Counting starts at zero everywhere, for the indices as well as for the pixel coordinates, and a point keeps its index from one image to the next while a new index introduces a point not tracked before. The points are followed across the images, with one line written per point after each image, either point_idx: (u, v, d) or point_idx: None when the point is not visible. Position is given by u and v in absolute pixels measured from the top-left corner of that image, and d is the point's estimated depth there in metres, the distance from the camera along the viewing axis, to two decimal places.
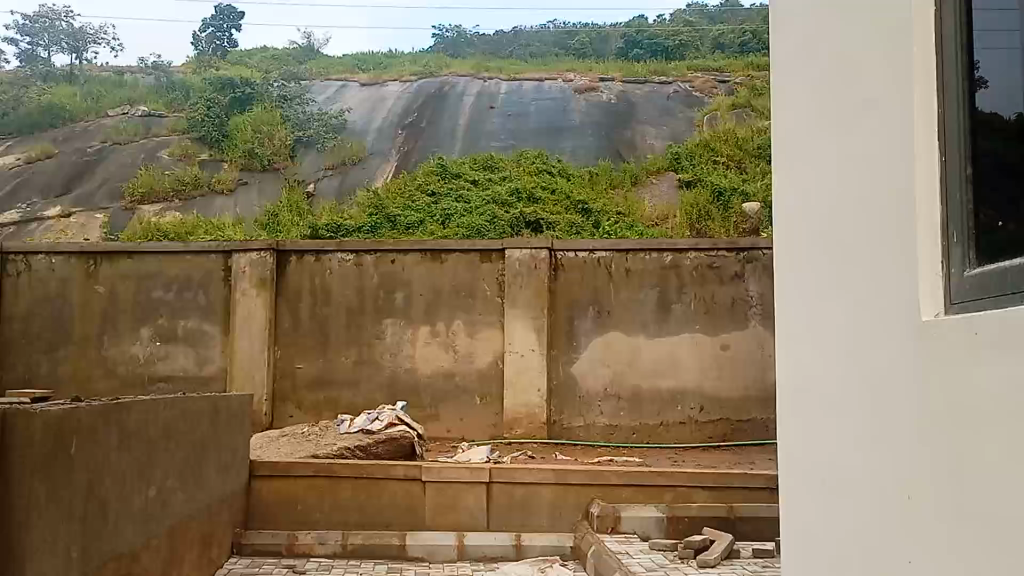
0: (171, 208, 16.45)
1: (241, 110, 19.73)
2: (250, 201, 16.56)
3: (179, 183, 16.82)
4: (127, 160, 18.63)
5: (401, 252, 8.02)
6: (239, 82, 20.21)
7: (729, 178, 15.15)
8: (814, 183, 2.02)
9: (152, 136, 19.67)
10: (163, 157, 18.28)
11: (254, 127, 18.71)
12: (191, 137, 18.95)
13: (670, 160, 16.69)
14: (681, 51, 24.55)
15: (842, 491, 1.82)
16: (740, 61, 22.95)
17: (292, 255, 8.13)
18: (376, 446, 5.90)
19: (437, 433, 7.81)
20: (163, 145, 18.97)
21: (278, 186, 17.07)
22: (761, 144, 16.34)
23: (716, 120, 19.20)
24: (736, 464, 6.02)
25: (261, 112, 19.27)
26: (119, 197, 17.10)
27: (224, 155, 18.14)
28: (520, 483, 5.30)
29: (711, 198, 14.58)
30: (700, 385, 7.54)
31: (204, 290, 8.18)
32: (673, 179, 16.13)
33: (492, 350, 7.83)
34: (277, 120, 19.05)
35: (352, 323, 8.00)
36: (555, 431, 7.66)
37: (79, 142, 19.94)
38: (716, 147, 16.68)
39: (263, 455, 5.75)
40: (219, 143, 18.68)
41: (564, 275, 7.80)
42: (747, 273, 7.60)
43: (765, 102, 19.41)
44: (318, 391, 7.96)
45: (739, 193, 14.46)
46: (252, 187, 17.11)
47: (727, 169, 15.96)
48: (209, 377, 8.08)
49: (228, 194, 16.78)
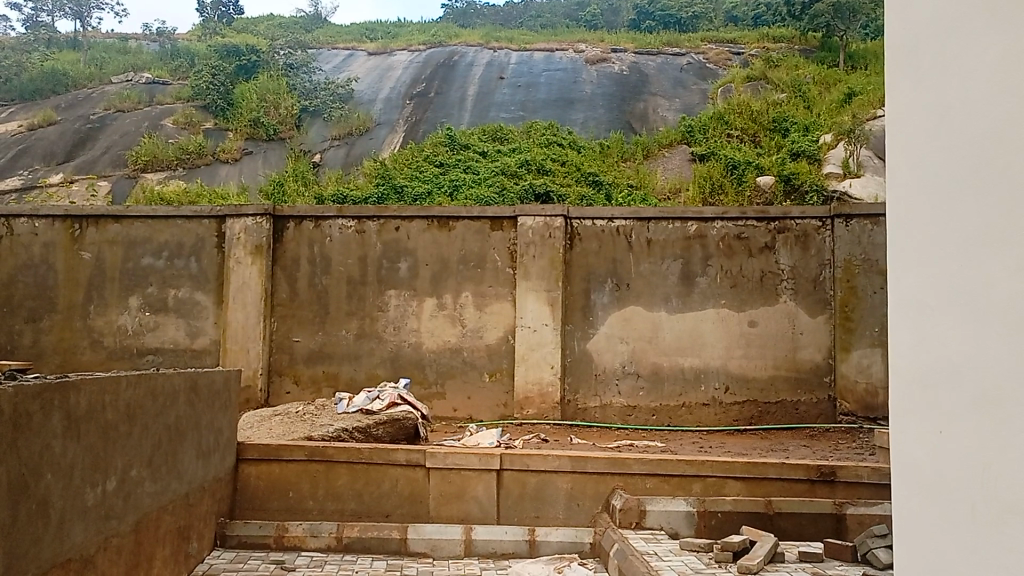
0: (174, 176, 15.90)
1: (246, 78, 19.14)
2: (254, 170, 16.04)
3: (183, 151, 16.25)
4: (130, 127, 18.11)
5: (405, 219, 7.50)
6: (244, 50, 19.59)
7: (744, 151, 14.49)
8: (958, 101, 1.51)
9: (156, 103, 19.16)
10: (167, 125, 17.75)
11: (260, 95, 18.09)
12: (195, 106, 18.40)
13: (682, 133, 16.13)
14: (694, 22, 24.55)
15: (1007, 520, 1.32)
16: (753, 33, 22.48)
17: (291, 221, 7.62)
18: (377, 428, 5.40)
19: (443, 412, 7.34)
20: (167, 113, 18.43)
21: (283, 155, 16.55)
22: (776, 116, 15.68)
23: (730, 92, 18.59)
24: (769, 452, 5.51)
25: (266, 80, 18.66)
26: (123, 164, 16.53)
27: (229, 123, 17.58)
28: (534, 471, 4.84)
29: (724, 171, 13.97)
30: (725, 364, 7.01)
31: (195, 257, 7.68)
32: (686, 152, 15.54)
33: (502, 324, 7.32)
34: (283, 88, 18.43)
35: (353, 294, 7.51)
36: (569, 412, 7.16)
37: (82, 109, 19.42)
38: (729, 119, 16.06)
39: (253, 437, 5.26)
40: (224, 111, 18.10)
41: (580, 246, 7.27)
42: (777, 244, 7.03)
43: (781, 74, 18.76)
44: (317, 366, 7.49)
45: (753, 166, 13.81)
46: (257, 156, 16.58)
47: (741, 143, 15.34)
48: (201, 351, 7.61)
49: (232, 163, 16.25)
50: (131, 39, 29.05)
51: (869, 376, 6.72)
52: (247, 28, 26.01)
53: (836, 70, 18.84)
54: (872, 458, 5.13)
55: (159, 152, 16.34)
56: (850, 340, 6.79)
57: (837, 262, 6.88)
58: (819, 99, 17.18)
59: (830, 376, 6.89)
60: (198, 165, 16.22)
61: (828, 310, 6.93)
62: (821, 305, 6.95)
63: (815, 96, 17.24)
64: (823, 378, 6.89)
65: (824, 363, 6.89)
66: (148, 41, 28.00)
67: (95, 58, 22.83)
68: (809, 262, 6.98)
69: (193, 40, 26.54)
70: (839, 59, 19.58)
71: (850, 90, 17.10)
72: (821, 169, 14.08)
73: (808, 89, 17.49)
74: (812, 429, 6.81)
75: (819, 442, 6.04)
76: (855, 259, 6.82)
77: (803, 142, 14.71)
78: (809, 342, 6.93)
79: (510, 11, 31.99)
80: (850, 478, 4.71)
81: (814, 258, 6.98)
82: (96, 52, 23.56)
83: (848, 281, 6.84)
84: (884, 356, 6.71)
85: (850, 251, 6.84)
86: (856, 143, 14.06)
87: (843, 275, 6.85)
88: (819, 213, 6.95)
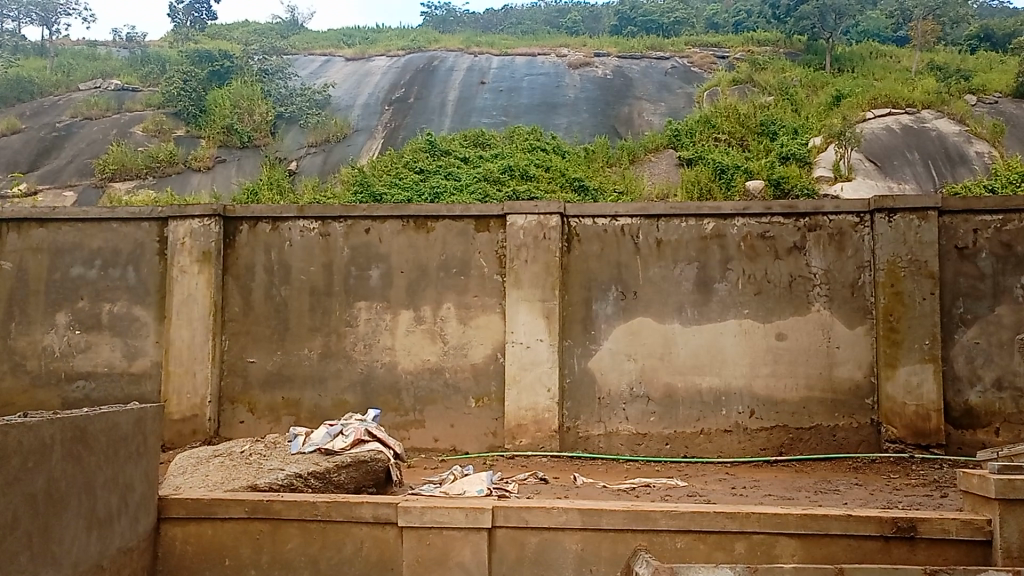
0: (144, 185, 14.54)
1: (218, 84, 18.02)
2: (228, 178, 14.95)
3: (153, 160, 14.86)
4: (97, 134, 17.01)
5: (377, 220, 6.47)
6: (216, 55, 18.45)
7: (732, 155, 13.51)
8: None
9: (125, 111, 18.21)
10: (136, 133, 16.65)
11: (233, 102, 16.77)
12: (166, 113, 17.34)
13: (669, 137, 15.07)
14: (676, 27, 25.34)
15: None
16: (737, 37, 22.26)
17: (244, 224, 6.60)
18: (338, 473, 4.37)
19: (422, 444, 6.33)
20: (136, 120, 17.41)
21: (258, 163, 15.48)
22: (764, 119, 14.79)
23: (717, 96, 17.72)
24: (819, 494, 4.52)
25: (240, 85, 17.50)
26: (89, 173, 15.31)
27: (202, 130, 16.44)
28: (535, 529, 3.84)
29: (711, 176, 13.01)
30: (749, 384, 6.04)
31: (133, 267, 6.62)
32: (673, 157, 14.55)
33: (490, 340, 6.31)
34: (257, 94, 17.28)
35: (317, 307, 6.49)
36: (569, 442, 6.17)
37: (48, 116, 18.38)
38: (716, 122, 15.04)
39: (183, 488, 4.23)
40: (196, 118, 16.94)
41: (579, 248, 6.29)
42: (808, 244, 6.07)
43: (768, 76, 17.96)
44: (276, 391, 6.48)
45: (743, 169, 12.90)
46: (231, 164, 15.48)
47: (729, 146, 14.35)
48: (140, 374, 6.55)
49: (205, 171, 15.10)
50: (100, 45, 28.37)
51: (920, 397, 5.73)
52: (220, 33, 25.33)
53: (824, 74, 18.31)
54: (951, 505, 4.14)
55: (129, 161, 14.92)
56: (895, 355, 5.79)
57: (880, 264, 5.89)
58: (806, 103, 16.37)
59: (873, 398, 5.91)
60: (168, 175, 14.87)
61: (869, 320, 5.95)
62: (860, 314, 5.97)
63: (802, 99, 16.42)
64: (865, 400, 5.91)
65: (866, 383, 5.91)
66: (121, 49, 27.51)
67: (63, 66, 22.17)
68: (845, 265, 6.00)
69: (164, 46, 25.93)
70: (824, 61, 19.62)
71: (839, 92, 16.38)
72: (811, 173, 13.24)
73: (795, 92, 16.66)
74: (855, 460, 5.81)
75: (869, 479, 5.08)
76: (900, 260, 5.84)
77: (792, 145, 13.80)
78: (848, 357, 5.94)
79: (490, 18, 32.60)
80: (934, 534, 3.75)
81: (850, 260, 6.00)
82: (64, 58, 22.92)
83: (893, 285, 5.84)
84: (936, 373, 5.73)
85: (894, 250, 5.85)
86: (847, 145, 13.36)
87: (887, 279, 5.86)
88: (856, 208, 5.98)
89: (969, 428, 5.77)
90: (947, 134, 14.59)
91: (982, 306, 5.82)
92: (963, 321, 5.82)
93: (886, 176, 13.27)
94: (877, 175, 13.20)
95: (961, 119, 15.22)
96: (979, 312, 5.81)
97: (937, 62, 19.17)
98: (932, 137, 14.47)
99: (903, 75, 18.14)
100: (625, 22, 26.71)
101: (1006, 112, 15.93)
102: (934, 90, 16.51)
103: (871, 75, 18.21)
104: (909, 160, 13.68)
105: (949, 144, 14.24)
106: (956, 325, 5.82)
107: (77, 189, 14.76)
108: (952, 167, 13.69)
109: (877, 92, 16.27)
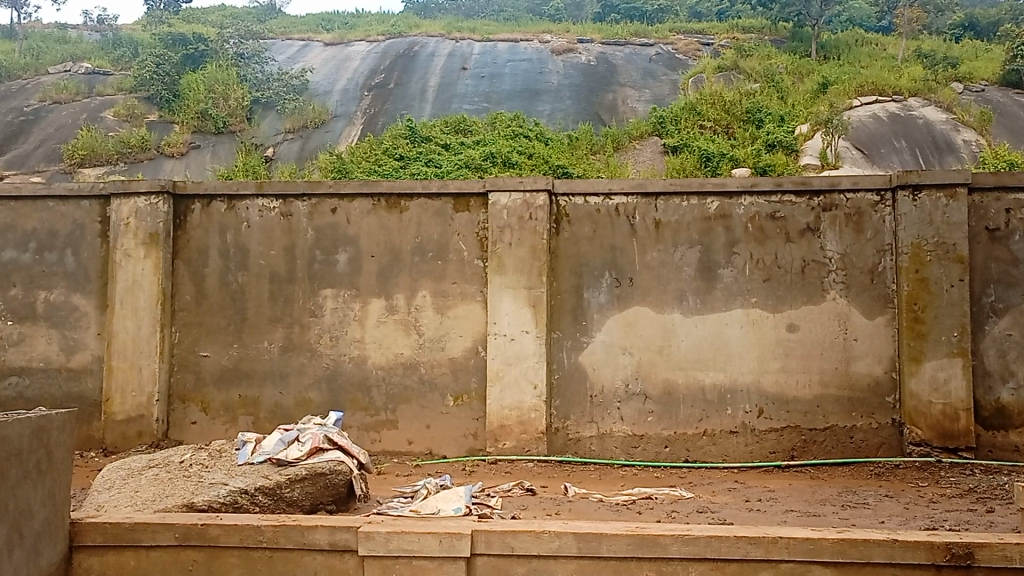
0: (116, 171, 13.62)
1: (193, 68, 17.20)
2: (202, 165, 14.15)
3: (124, 145, 13.97)
4: (66, 119, 16.14)
5: (344, 198, 5.82)
6: (190, 38, 17.63)
7: (718, 143, 12.89)
8: None
9: (95, 95, 17.36)
10: (106, 118, 15.78)
11: (208, 86, 15.97)
12: (138, 97, 16.48)
13: (653, 124, 14.34)
14: (659, 15, 24.88)
15: None
16: (722, 24, 21.69)
17: (196, 202, 5.93)
18: (291, 489, 3.74)
19: (395, 447, 5.70)
20: (107, 105, 16.56)
21: (234, 149, 14.70)
22: (750, 106, 14.11)
23: (702, 83, 17.10)
24: (847, 509, 3.95)
25: (215, 69, 16.68)
26: (57, 158, 14.42)
27: (175, 115, 15.61)
28: (522, 558, 3.22)
29: (698, 164, 12.41)
30: (758, 381, 5.46)
31: (72, 250, 5.94)
32: (658, 145, 13.83)
33: (470, 332, 5.68)
34: (233, 78, 16.47)
35: (277, 296, 5.84)
36: (557, 445, 5.56)
37: (16, 100, 17.51)
38: (701, 110, 14.34)
39: (106, 509, 3.59)
40: (169, 103, 16.10)
41: (568, 229, 5.66)
42: (823, 225, 5.47)
43: (754, 63, 17.35)
44: (231, 388, 5.83)
45: (730, 158, 12.35)
46: (205, 151, 14.68)
47: (714, 134, 13.69)
48: (80, 370, 5.88)
49: (178, 158, 14.28)
50: (71, 28, 27.51)
51: (947, 396, 5.15)
52: (195, 16, 24.52)
53: (810, 62, 17.76)
54: (1004, 527, 3.58)
55: (97, 146, 13.99)
56: (920, 348, 5.21)
57: (902, 248, 5.30)
58: (792, 90, 15.77)
59: (895, 396, 5.33)
60: (140, 161, 14.02)
61: (890, 309, 5.37)
62: (880, 303, 5.38)
63: (788, 86, 15.82)
64: (886, 398, 5.33)
65: (886, 379, 5.34)
66: (94, 31, 26.65)
67: (33, 50, 21.32)
68: (864, 248, 5.42)
69: (138, 30, 25.11)
70: (810, 48, 19.10)
71: (824, 79, 15.82)
72: (798, 162, 12.66)
73: (781, 79, 16.08)
74: (876, 465, 5.23)
75: (897, 488, 4.51)
76: (925, 243, 5.25)
77: (778, 132, 13.20)
78: (866, 351, 5.37)
79: (472, 5, 31.95)
80: (994, 563, 3.14)
81: (870, 243, 5.42)
82: (34, 42, 22.11)
83: (917, 271, 5.25)
84: (966, 368, 5.16)
85: (919, 232, 5.27)
86: (834, 133, 12.67)
87: (910, 263, 5.27)
88: (876, 184, 5.39)
89: (1000, 429, 5.20)
90: (935, 122, 14.04)
91: (1015, 294, 5.24)
92: (995, 311, 5.25)
93: (873, 163, 12.69)
94: (865, 163, 12.59)
95: (948, 107, 14.70)
96: (1013, 301, 5.24)
97: (924, 49, 18.68)
98: (919, 125, 13.93)
99: (889, 63, 17.63)
100: (608, 10, 26.18)
101: (994, 99, 15.42)
102: (921, 77, 15.97)
103: (857, 63, 17.68)
104: (896, 148, 13.11)
105: (936, 132, 13.68)
106: (987, 315, 5.24)
107: (44, 175, 13.86)
108: (939, 155, 13.13)
109: (864, 79, 15.74)
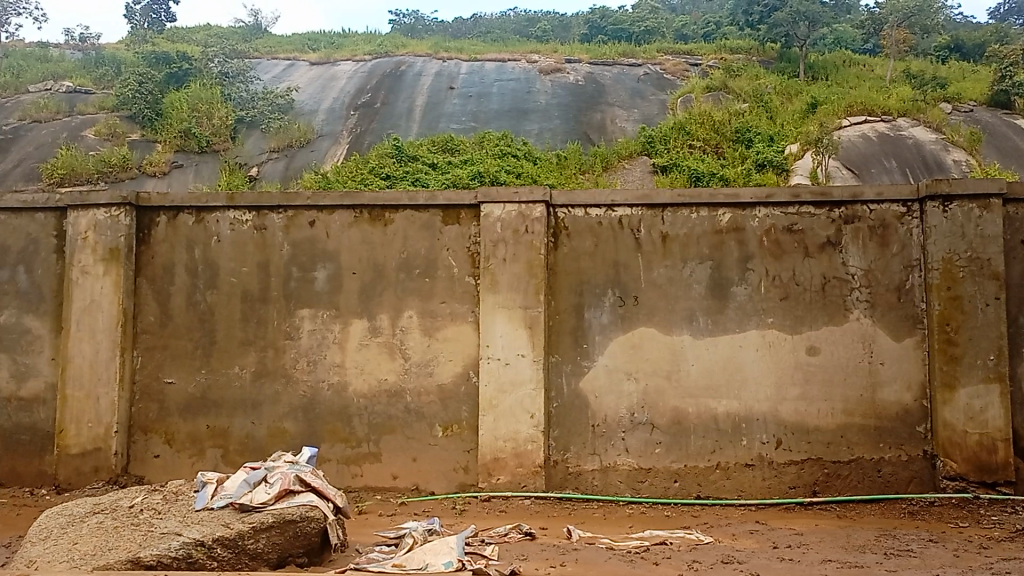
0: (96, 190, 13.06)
1: (176, 87, 16.70)
2: (185, 183, 13.64)
3: (105, 163, 13.43)
4: (45, 138, 15.58)
5: (324, 210, 5.34)
6: (174, 57, 17.14)
7: (708, 163, 12.54)
8: None
9: (76, 114, 16.83)
10: (87, 137, 15.24)
11: (191, 105, 15.47)
12: (120, 116, 15.95)
13: (642, 143, 13.85)
14: (646, 36, 24.62)
15: None
16: (709, 45, 21.38)
17: (161, 215, 5.44)
18: (256, 540, 3.24)
19: (378, 482, 5.20)
20: (88, 123, 16.02)
21: (217, 168, 14.22)
22: (739, 126, 13.71)
23: (691, 102, 16.72)
24: (891, 558, 3.49)
25: (199, 88, 16.18)
26: (36, 178, 13.85)
27: (158, 134, 15.09)
28: None
29: (688, 183, 12.02)
30: (775, 409, 4.99)
31: (25, 267, 5.44)
32: (648, 164, 13.36)
33: (460, 356, 5.19)
34: (217, 97, 15.98)
35: (250, 317, 5.34)
36: (556, 480, 5.07)
37: None
38: (690, 129, 13.91)
39: (38, 566, 3.08)
40: (152, 122, 15.60)
41: (567, 244, 5.20)
42: (845, 238, 5.04)
43: (743, 83, 16.96)
44: (198, 419, 5.32)
45: (720, 177, 11.98)
46: (188, 169, 14.17)
47: (704, 154, 13.26)
48: (31, 399, 5.36)
49: (161, 177, 13.76)
50: (52, 47, 27.00)
51: (984, 425, 4.70)
52: (179, 35, 24.07)
53: (799, 82, 17.47)
54: None
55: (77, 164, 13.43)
56: (954, 373, 4.76)
57: (932, 263, 4.87)
58: (781, 109, 15.46)
59: (926, 425, 4.88)
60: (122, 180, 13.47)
61: (919, 330, 4.92)
62: (909, 324, 4.93)
63: (777, 106, 15.50)
64: (917, 428, 4.88)
65: (916, 407, 4.88)
66: (75, 50, 26.16)
67: (13, 68, 20.81)
68: (890, 264, 4.98)
69: (121, 49, 24.65)
70: (797, 69, 18.83)
71: (814, 99, 15.50)
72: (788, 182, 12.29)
73: (770, 100, 15.75)
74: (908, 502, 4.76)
75: (938, 530, 4.04)
76: (958, 258, 4.81)
77: (768, 152, 12.84)
78: (894, 376, 4.91)
79: (459, 27, 31.67)
80: None
81: (896, 258, 4.98)
82: (14, 60, 21.60)
83: (949, 288, 4.81)
84: (1004, 395, 4.71)
85: (950, 246, 4.83)
86: (825, 152, 12.38)
87: (941, 280, 4.83)
88: (902, 194, 4.97)
89: None
90: (924, 142, 13.69)
91: None
92: None
93: (865, 182, 12.29)
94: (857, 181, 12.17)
95: (937, 127, 14.34)
96: None
97: (912, 70, 18.40)
98: (909, 145, 13.58)
99: (878, 83, 17.35)
100: (595, 31, 25.95)
101: (983, 120, 15.10)
102: (910, 97, 15.65)
103: (846, 83, 17.40)
104: (887, 168, 12.73)
105: (926, 152, 13.32)
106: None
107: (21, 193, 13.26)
108: (931, 174, 12.74)
109: (853, 99, 15.42)
